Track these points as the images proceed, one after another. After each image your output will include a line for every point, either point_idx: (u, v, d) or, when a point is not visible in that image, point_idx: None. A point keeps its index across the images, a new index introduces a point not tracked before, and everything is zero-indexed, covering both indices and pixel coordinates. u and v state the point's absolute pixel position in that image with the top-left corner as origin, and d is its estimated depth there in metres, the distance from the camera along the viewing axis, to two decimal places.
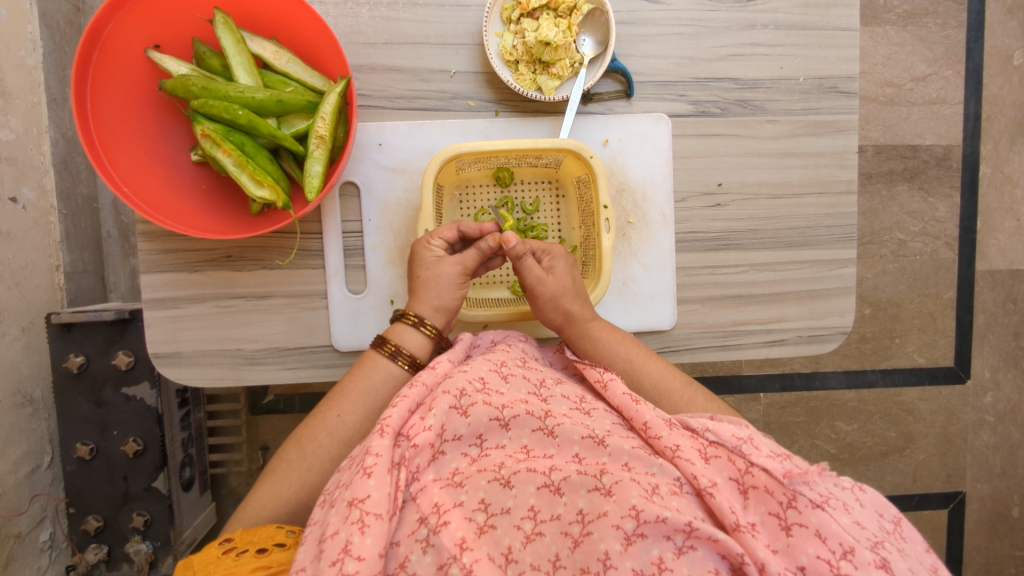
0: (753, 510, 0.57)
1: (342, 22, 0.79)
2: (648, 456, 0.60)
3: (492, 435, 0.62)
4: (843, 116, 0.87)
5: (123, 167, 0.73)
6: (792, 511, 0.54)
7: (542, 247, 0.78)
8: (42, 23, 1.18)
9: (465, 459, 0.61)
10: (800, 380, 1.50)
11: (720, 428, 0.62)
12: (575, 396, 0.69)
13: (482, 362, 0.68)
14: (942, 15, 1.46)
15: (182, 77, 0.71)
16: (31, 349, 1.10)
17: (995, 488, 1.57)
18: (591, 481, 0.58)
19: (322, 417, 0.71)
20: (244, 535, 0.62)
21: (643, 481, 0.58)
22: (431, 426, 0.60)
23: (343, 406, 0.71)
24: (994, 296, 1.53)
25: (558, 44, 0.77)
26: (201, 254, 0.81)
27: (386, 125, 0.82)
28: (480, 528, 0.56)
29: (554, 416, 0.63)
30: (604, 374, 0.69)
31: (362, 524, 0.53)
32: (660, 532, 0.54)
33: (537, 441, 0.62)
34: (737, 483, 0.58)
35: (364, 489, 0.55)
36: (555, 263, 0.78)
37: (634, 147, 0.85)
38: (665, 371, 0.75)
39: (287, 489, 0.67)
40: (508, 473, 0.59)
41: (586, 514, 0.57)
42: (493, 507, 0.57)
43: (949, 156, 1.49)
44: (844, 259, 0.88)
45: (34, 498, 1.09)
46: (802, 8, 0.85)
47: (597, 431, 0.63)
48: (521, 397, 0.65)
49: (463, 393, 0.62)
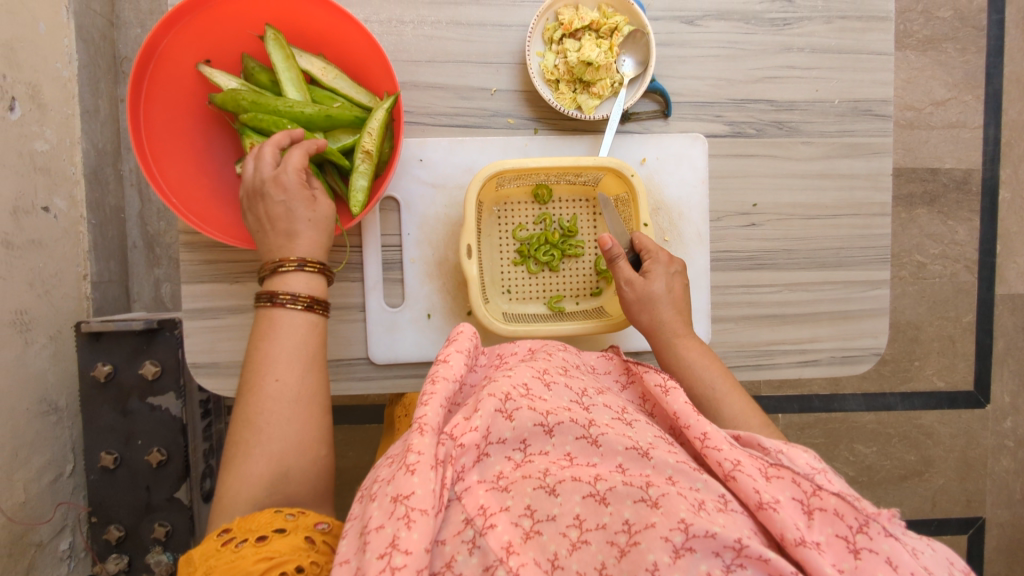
0: (818, 531, 0.56)
1: (386, 41, 0.81)
2: (693, 472, 0.60)
3: (536, 440, 0.62)
4: (876, 139, 0.88)
5: (173, 179, 0.75)
6: (862, 537, 0.55)
7: (650, 250, 0.79)
8: (78, 37, 1.21)
9: (509, 463, 0.61)
10: (818, 402, 1.50)
11: (795, 453, 0.62)
12: (617, 407, 0.68)
13: (525, 369, 0.69)
14: (961, 40, 1.47)
15: (231, 91, 0.72)
16: (58, 357, 1.11)
17: (1016, 514, 1.55)
18: (637, 492, 0.57)
19: (259, 385, 0.61)
20: (243, 524, 0.55)
21: (689, 496, 0.58)
22: (476, 427, 0.59)
23: (279, 368, 0.61)
24: (1014, 321, 1.53)
25: (600, 64, 0.79)
26: (241, 265, 0.81)
27: (427, 141, 0.83)
28: (526, 534, 0.55)
29: (598, 425, 0.63)
30: (667, 380, 0.70)
31: (408, 520, 0.51)
32: (709, 548, 0.53)
33: (580, 449, 0.62)
34: (801, 503, 0.58)
35: (408, 485, 0.53)
36: (654, 267, 0.78)
37: (670, 166, 0.86)
38: (748, 407, 0.70)
39: (257, 467, 0.58)
40: (553, 481, 0.58)
41: (632, 524, 0.56)
42: (538, 514, 0.57)
43: (969, 180, 1.50)
44: (876, 280, 0.89)
45: (57, 507, 1.10)
46: (837, 32, 0.87)
47: (641, 442, 0.63)
48: (564, 405, 0.65)
49: (509, 397, 0.62)
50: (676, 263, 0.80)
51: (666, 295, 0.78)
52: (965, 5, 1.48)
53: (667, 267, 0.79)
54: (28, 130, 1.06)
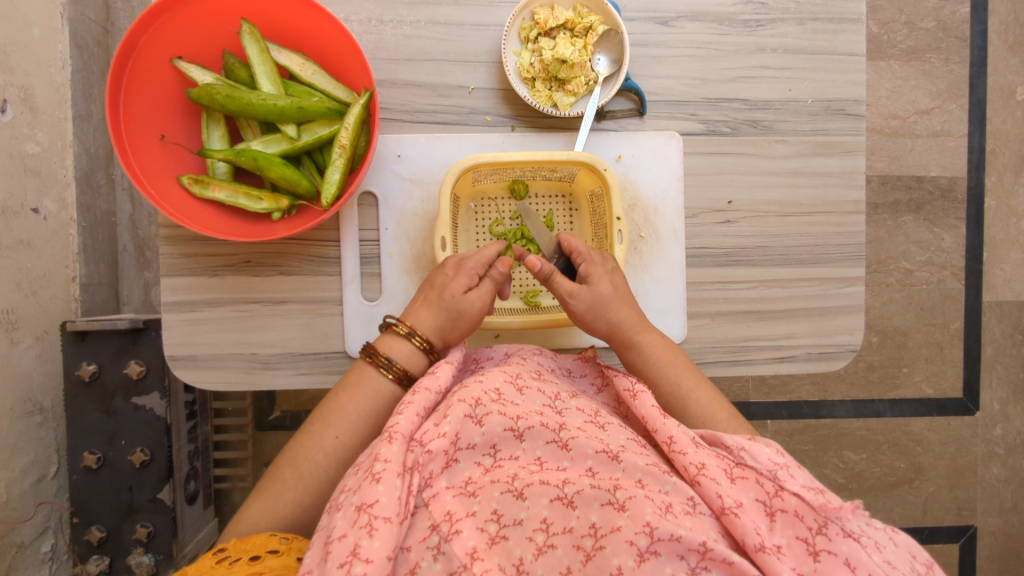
0: (779, 533, 0.57)
1: (366, 40, 0.83)
2: (662, 474, 0.61)
3: (506, 445, 0.62)
4: (850, 138, 0.89)
5: (151, 171, 0.75)
6: (821, 538, 0.55)
7: (580, 251, 0.78)
8: (71, 43, 1.23)
9: (478, 468, 0.61)
10: (807, 409, 1.49)
11: (756, 449, 0.62)
12: (590, 411, 0.69)
13: (497, 373, 0.69)
14: (944, 50, 1.50)
15: (207, 86, 0.74)
16: (44, 357, 1.11)
17: (1007, 522, 1.54)
18: (604, 495, 0.58)
19: (320, 436, 0.70)
20: (237, 545, 0.61)
21: (656, 498, 0.58)
22: (444, 433, 0.60)
23: (342, 427, 0.70)
24: (1002, 327, 1.53)
25: (574, 61, 0.80)
26: (221, 259, 0.82)
27: (404, 137, 0.84)
28: (492, 539, 0.56)
29: (568, 429, 0.63)
30: (635, 383, 0.69)
31: (370, 528, 0.53)
32: (674, 551, 0.55)
33: (550, 453, 0.62)
34: (763, 505, 0.58)
35: (373, 493, 0.54)
36: (592, 270, 0.78)
37: (645, 163, 0.87)
38: (715, 401, 0.74)
39: (285, 509, 0.67)
40: (521, 485, 0.59)
41: (599, 528, 0.57)
42: (505, 518, 0.57)
43: (954, 188, 1.51)
44: (852, 278, 0.90)
45: (38, 506, 1.09)
46: (810, 34, 0.88)
47: (611, 445, 0.63)
48: (536, 409, 0.65)
49: (479, 402, 0.63)
50: (608, 259, 0.80)
51: (615, 293, 0.77)
52: (948, 16, 1.50)
53: (603, 265, 0.78)
54: (20, 133, 1.07)
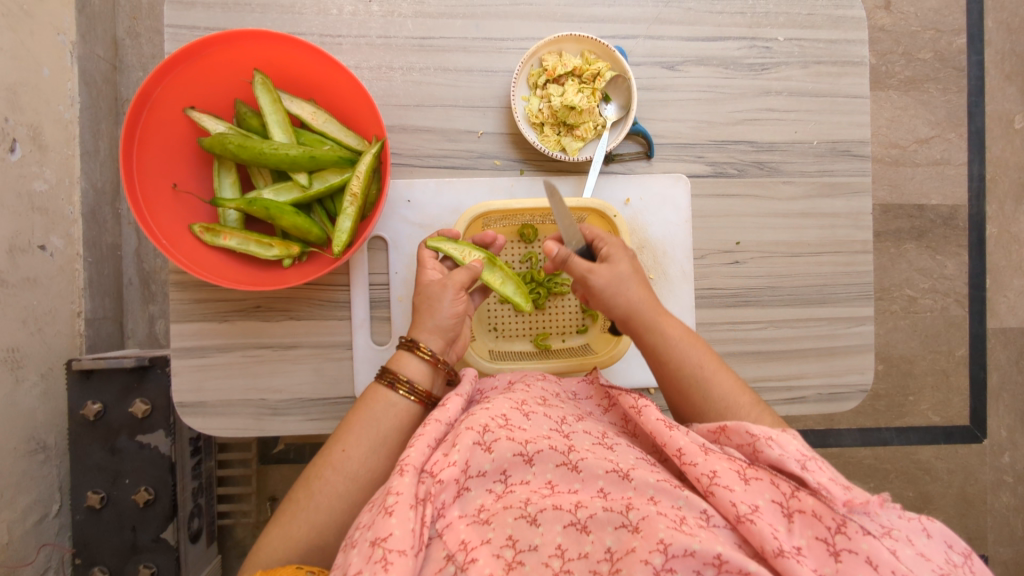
0: (799, 534, 0.56)
1: (376, 86, 0.84)
2: (673, 490, 0.60)
3: (517, 470, 0.62)
4: (856, 178, 0.90)
5: (164, 223, 0.76)
6: (841, 537, 0.54)
7: (600, 236, 0.75)
8: (80, 80, 1.24)
9: (490, 495, 0.61)
10: (814, 438, 1.48)
11: (784, 440, 0.61)
12: (598, 432, 0.68)
13: (504, 400, 0.68)
14: (943, 80, 1.51)
15: (219, 135, 0.75)
16: (48, 395, 1.10)
17: (1018, 552, 1.52)
18: (617, 518, 0.58)
19: (328, 453, 0.68)
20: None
21: (670, 514, 0.58)
22: (455, 462, 0.59)
23: (348, 440, 0.68)
24: (1007, 354, 1.53)
25: (582, 108, 0.82)
26: (231, 304, 0.82)
27: (414, 182, 0.85)
28: (508, 565, 0.56)
29: (577, 451, 0.63)
30: (639, 399, 0.68)
31: (385, 563, 0.52)
32: (689, 566, 0.54)
33: (561, 476, 0.62)
34: (781, 506, 0.58)
35: (386, 527, 0.54)
36: (613, 250, 0.75)
37: (654, 207, 0.88)
38: (736, 384, 0.69)
39: (300, 532, 0.65)
40: (535, 510, 0.59)
41: (614, 551, 0.57)
42: (520, 544, 0.57)
43: (955, 216, 1.52)
44: (861, 317, 0.90)
45: (40, 547, 1.08)
46: (814, 76, 0.89)
47: (621, 464, 0.63)
48: (543, 433, 0.65)
49: (487, 429, 0.62)
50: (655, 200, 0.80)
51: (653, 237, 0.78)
52: (945, 46, 1.52)
53: (625, 249, 0.75)
54: (28, 171, 1.08)
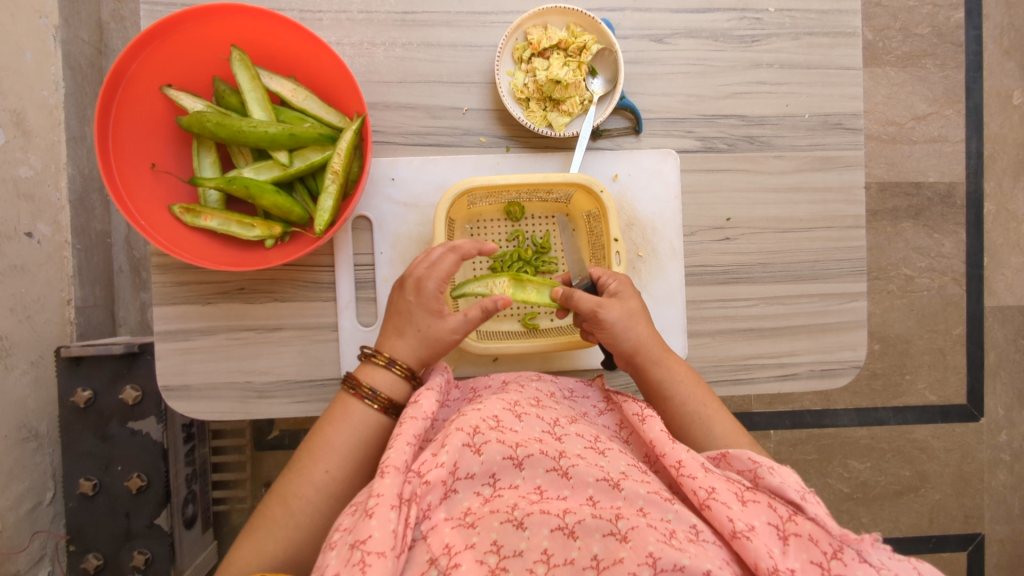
0: (793, 557, 0.56)
1: (358, 62, 0.82)
2: (664, 502, 0.60)
3: (505, 474, 0.61)
4: (849, 151, 0.89)
5: (141, 203, 0.74)
6: (837, 563, 0.56)
7: (609, 271, 0.78)
8: (64, 64, 1.22)
9: (477, 498, 0.60)
10: (810, 418, 1.48)
11: (783, 473, 0.61)
12: (590, 436, 0.67)
13: (495, 401, 0.68)
14: (941, 55, 1.49)
15: (196, 113, 0.74)
16: (39, 383, 1.09)
17: (1015, 530, 1.52)
18: (605, 526, 0.58)
19: (307, 470, 0.68)
20: None
21: (660, 527, 0.58)
22: (442, 463, 0.59)
23: (330, 460, 0.68)
24: (1005, 333, 1.52)
25: (569, 82, 0.80)
26: (214, 286, 0.81)
27: (398, 160, 0.84)
28: (491, 571, 0.55)
29: (569, 456, 0.62)
30: (645, 409, 0.69)
31: (363, 565, 0.52)
32: None
33: (550, 482, 0.61)
34: (777, 529, 0.58)
35: (366, 529, 0.53)
36: (621, 288, 0.77)
37: (643, 182, 0.87)
38: (735, 426, 0.72)
39: (276, 548, 0.64)
40: (521, 515, 0.58)
41: (601, 560, 0.56)
42: (505, 550, 0.56)
43: (953, 194, 1.50)
44: (854, 292, 0.88)
45: (34, 535, 1.08)
46: (806, 48, 0.87)
47: (612, 472, 0.62)
48: (535, 436, 0.64)
49: (477, 430, 0.62)
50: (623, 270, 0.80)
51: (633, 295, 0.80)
52: (943, 21, 1.49)
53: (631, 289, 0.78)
54: (12, 156, 1.06)
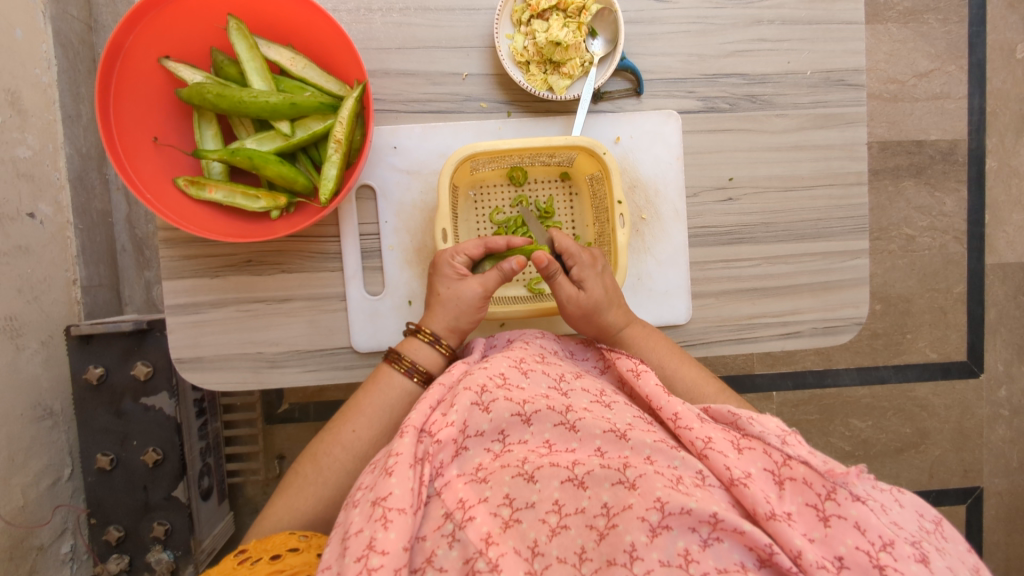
0: (789, 501, 0.57)
1: (355, 29, 0.81)
2: (669, 450, 0.61)
3: (514, 430, 0.63)
4: (851, 109, 0.88)
5: (145, 175, 0.75)
6: (830, 504, 0.56)
7: (572, 253, 0.78)
8: (55, 42, 1.20)
9: (487, 455, 0.62)
10: (812, 378, 1.50)
11: (763, 420, 0.64)
12: (595, 390, 0.69)
13: (501, 358, 0.69)
14: (943, 11, 1.47)
15: (196, 85, 0.73)
16: (50, 362, 1.11)
17: (1013, 482, 1.55)
18: (614, 475, 0.59)
19: (338, 432, 0.72)
20: (258, 546, 0.61)
21: (666, 473, 0.59)
22: (453, 422, 0.61)
23: (359, 421, 0.72)
24: (1005, 290, 1.53)
25: (568, 43, 0.80)
26: (222, 259, 0.82)
27: (400, 128, 0.84)
28: (505, 523, 0.57)
29: (575, 411, 0.64)
30: (638, 363, 0.71)
31: (385, 520, 0.54)
32: (685, 524, 0.55)
33: (558, 436, 0.63)
34: (772, 474, 0.59)
35: (386, 487, 0.56)
36: (584, 273, 0.78)
37: (645, 144, 0.87)
38: (698, 375, 0.77)
39: (304, 504, 0.68)
40: (531, 468, 0.59)
41: (611, 507, 0.57)
42: (517, 502, 0.58)
43: (955, 151, 1.49)
44: (856, 250, 0.89)
45: (56, 509, 1.10)
46: (805, 3, 0.87)
47: (619, 424, 0.64)
48: (541, 392, 0.66)
49: (484, 389, 0.63)
50: (599, 259, 0.80)
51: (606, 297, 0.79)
52: None
53: (594, 268, 0.79)
54: (10, 136, 1.06)
